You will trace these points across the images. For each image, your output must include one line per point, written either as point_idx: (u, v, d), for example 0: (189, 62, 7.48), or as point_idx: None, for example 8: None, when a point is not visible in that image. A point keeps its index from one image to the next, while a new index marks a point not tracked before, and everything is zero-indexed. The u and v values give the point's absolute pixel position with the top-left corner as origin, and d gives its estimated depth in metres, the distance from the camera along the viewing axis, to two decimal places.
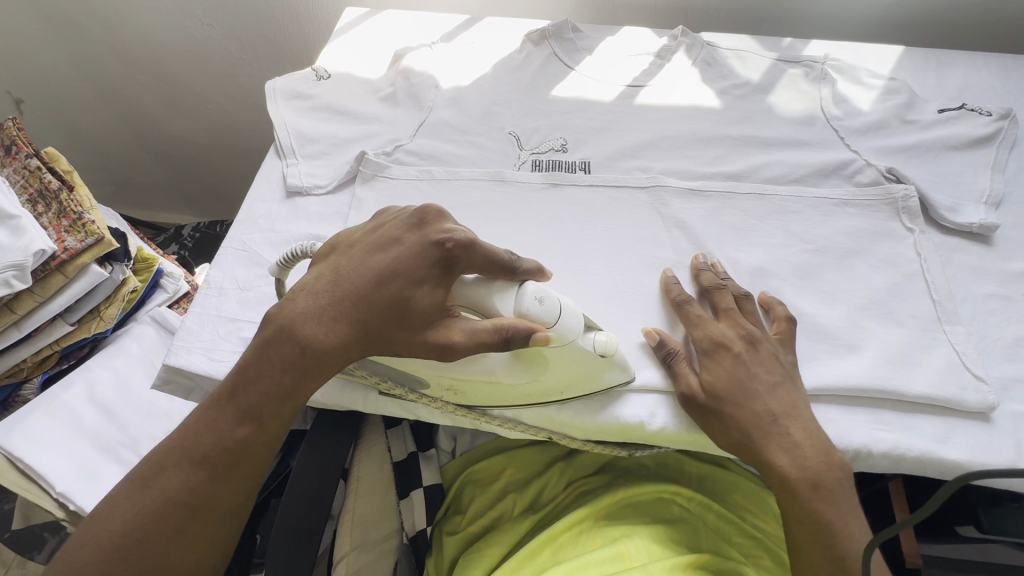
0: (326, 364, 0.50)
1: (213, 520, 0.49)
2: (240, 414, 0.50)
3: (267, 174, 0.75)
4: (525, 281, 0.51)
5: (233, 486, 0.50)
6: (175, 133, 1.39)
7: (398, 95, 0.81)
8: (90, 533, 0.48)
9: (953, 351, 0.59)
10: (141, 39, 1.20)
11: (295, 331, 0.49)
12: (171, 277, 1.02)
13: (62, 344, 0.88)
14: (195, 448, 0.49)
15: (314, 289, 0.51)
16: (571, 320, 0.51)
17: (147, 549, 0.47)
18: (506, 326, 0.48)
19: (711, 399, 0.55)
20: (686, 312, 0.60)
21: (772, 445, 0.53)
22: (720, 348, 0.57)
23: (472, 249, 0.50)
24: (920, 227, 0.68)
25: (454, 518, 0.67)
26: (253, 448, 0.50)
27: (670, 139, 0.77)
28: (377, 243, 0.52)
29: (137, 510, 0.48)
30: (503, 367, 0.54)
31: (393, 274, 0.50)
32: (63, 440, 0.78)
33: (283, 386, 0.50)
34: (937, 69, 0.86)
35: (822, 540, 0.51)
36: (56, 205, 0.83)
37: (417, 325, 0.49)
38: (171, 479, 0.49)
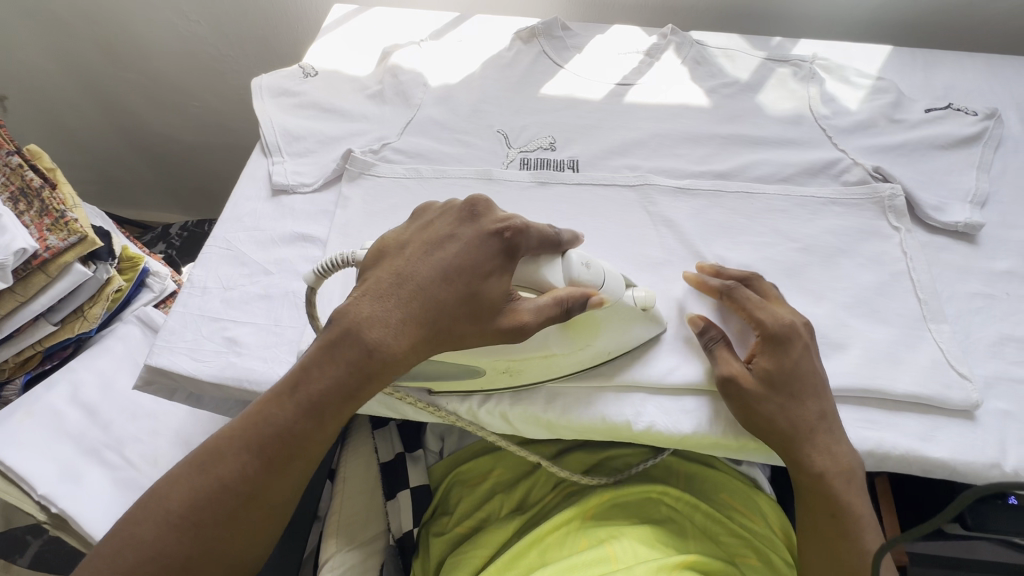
0: (394, 366, 0.49)
1: (268, 510, 0.49)
2: (301, 412, 0.49)
3: (253, 172, 0.75)
4: (568, 251, 0.53)
5: (290, 479, 0.49)
6: (163, 131, 1.38)
7: (386, 93, 0.80)
8: (146, 512, 0.47)
9: (938, 349, 0.60)
10: (127, 36, 1.19)
11: (363, 330, 0.48)
12: (157, 276, 1.01)
13: (45, 344, 0.87)
14: (254, 440, 0.48)
15: (378, 291, 0.49)
16: (614, 283, 0.54)
17: (203, 534, 0.47)
18: (565, 298, 0.49)
19: (768, 386, 0.53)
20: (745, 297, 0.58)
21: (818, 441, 0.52)
22: (791, 335, 0.55)
23: (527, 233, 0.51)
24: (906, 226, 0.68)
25: (442, 518, 0.67)
26: (313, 442, 0.49)
27: (659, 138, 0.77)
28: (435, 241, 0.52)
29: (193, 493, 0.47)
30: (557, 338, 0.54)
31: (458, 273, 0.49)
32: (45, 441, 0.77)
33: (347, 387, 0.49)
34: (925, 68, 0.87)
35: (846, 531, 0.51)
36: (38, 203, 0.82)
37: (484, 324, 0.49)
38: (229, 466, 0.48)
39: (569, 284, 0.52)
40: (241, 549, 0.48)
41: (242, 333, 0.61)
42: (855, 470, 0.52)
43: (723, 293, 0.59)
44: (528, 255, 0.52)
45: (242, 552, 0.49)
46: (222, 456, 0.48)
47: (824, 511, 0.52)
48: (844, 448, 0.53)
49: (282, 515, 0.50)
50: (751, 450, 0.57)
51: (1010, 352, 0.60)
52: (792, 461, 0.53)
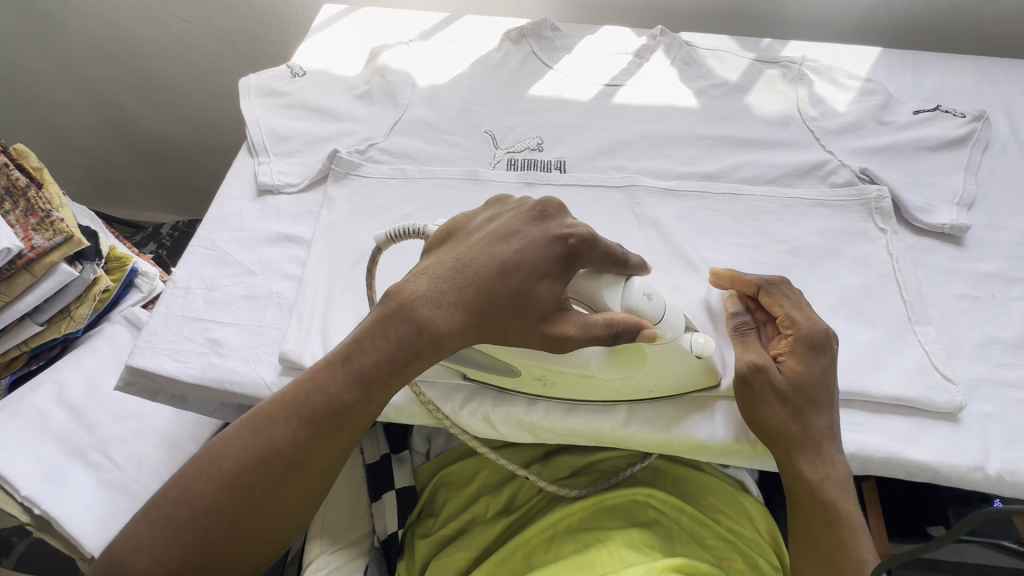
0: (441, 345, 0.49)
1: (312, 479, 0.48)
2: (353, 381, 0.48)
3: (238, 173, 0.74)
4: (631, 277, 0.52)
5: (336, 450, 0.48)
6: (156, 131, 1.37)
7: (373, 93, 0.80)
8: (200, 466, 0.46)
9: (922, 351, 0.59)
10: (118, 35, 1.19)
11: (416, 307, 0.48)
12: (147, 276, 0.99)
13: (31, 344, 0.87)
14: (306, 405, 0.47)
15: (436, 273, 0.49)
16: (672, 318, 0.52)
17: (248, 496, 0.45)
18: (616, 321, 0.49)
19: (790, 386, 0.52)
20: (785, 296, 0.57)
21: (817, 452, 0.52)
22: (826, 342, 0.54)
23: (594, 245, 0.50)
24: (892, 228, 0.68)
25: (427, 521, 0.66)
26: (360, 413, 0.48)
27: (647, 139, 0.77)
28: (498, 232, 0.51)
29: (246, 453, 0.46)
30: (599, 361, 0.53)
31: (516, 264, 0.49)
32: (29, 442, 0.77)
33: (397, 362, 0.48)
34: (915, 70, 0.87)
35: (840, 540, 0.51)
36: (23, 203, 0.81)
37: (535, 315, 0.48)
38: (281, 431, 0.47)
39: (626, 309, 0.51)
40: (284, 518, 0.47)
41: (225, 334, 0.61)
42: (849, 477, 0.52)
43: (760, 287, 0.58)
44: (587, 264, 0.50)
45: (286, 520, 0.47)
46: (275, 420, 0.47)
47: (819, 518, 0.51)
48: (840, 459, 0.52)
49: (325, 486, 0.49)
50: (727, 456, 0.56)
51: (995, 354, 0.60)
52: (787, 466, 0.52)
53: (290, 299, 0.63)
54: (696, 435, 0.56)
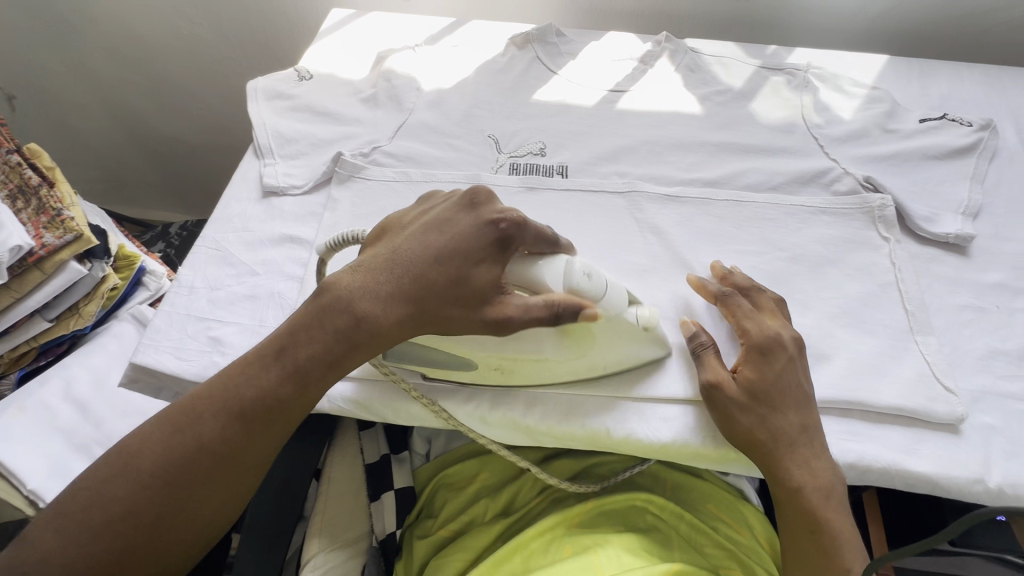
0: (381, 338, 0.50)
1: (242, 475, 0.48)
2: (286, 373, 0.49)
3: (245, 175, 0.75)
4: (570, 259, 0.53)
5: (268, 445, 0.49)
6: (165, 131, 1.39)
7: (379, 97, 0.81)
8: (115, 470, 0.46)
9: (924, 362, 0.59)
10: (132, 38, 1.21)
11: (354, 300, 0.49)
12: (154, 275, 1.02)
13: (39, 340, 0.88)
14: (235, 400, 0.48)
15: (372, 266, 0.51)
16: (615, 295, 0.53)
17: (175, 494, 0.46)
18: (557, 303, 0.50)
19: (747, 396, 0.53)
20: (740, 304, 0.59)
21: (797, 458, 0.52)
22: (776, 347, 0.55)
23: (525, 227, 0.52)
24: (896, 237, 0.67)
25: (426, 522, 0.67)
26: (295, 405, 0.49)
27: (650, 145, 0.77)
28: (434, 223, 0.53)
29: (167, 452, 0.46)
30: (551, 345, 0.53)
31: (450, 253, 0.51)
32: (36, 437, 0.78)
33: (333, 354, 0.49)
34: (921, 78, 0.86)
35: (824, 548, 0.51)
36: (35, 201, 0.83)
37: (473, 302, 0.50)
38: (207, 427, 0.47)
39: (567, 290, 0.52)
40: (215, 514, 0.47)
41: (227, 333, 0.61)
42: (834, 485, 0.52)
43: (719, 298, 0.60)
44: (520, 249, 0.53)
45: (216, 519, 0.48)
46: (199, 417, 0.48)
47: (802, 526, 0.51)
48: (824, 465, 0.52)
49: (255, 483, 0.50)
50: (707, 459, 0.56)
51: (998, 366, 0.59)
52: (768, 475, 0.52)
53: (292, 299, 0.64)
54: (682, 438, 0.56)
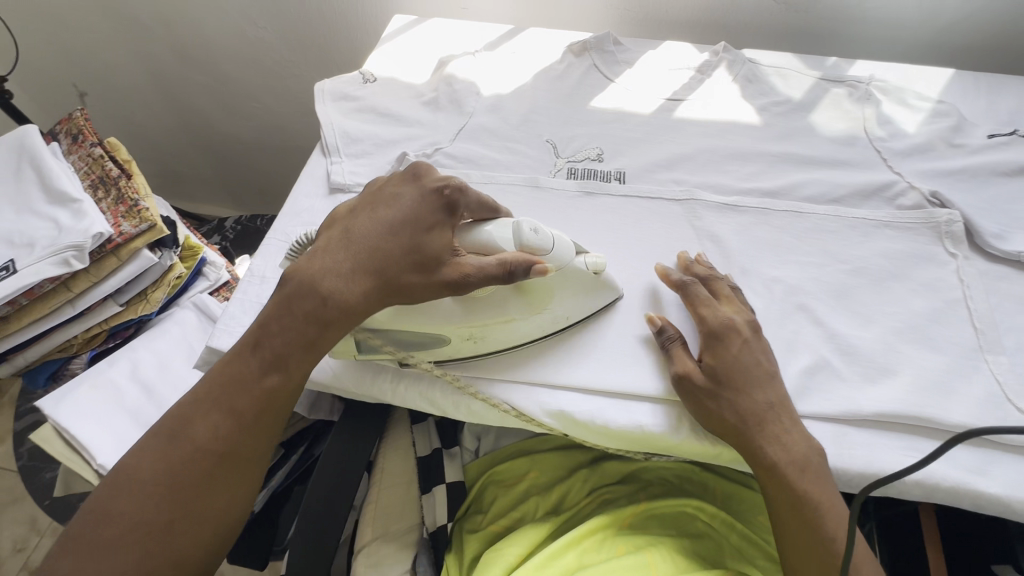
0: (351, 311, 0.52)
1: (241, 467, 0.52)
2: (265, 363, 0.53)
3: (312, 171, 0.79)
4: (518, 219, 0.56)
5: (260, 435, 0.52)
6: (223, 129, 1.45)
7: (440, 100, 0.83)
8: (119, 488, 0.49)
9: (995, 382, 0.57)
10: (199, 40, 1.26)
11: (318, 282, 0.52)
12: (214, 266, 1.07)
13: (110, 323, 0.93)
14: (222, 398, 0.52)
15: (328, 249, 0.54)
16: (563, 249, 0.56)
17: (181, 496, 0.49)
18: (510, 261, 0.51)
19: (712, 381, 0.54)
20: (698, 292, 0.61)
21: (767, 437, 0.52)
22: (729, 331, 0.57)
23: (467, 192, 0.56)
24: (963, 253, 0.66)
25: (476, 517, 0.68)
26: (281, 391, 0.53)
27: (707, 154, 0.77)
28: (381, 201, 0.56)
29: (167, 460, 0.50)
30: (513, 303, 0.57)
31: (402, 224, 0.54)
32: (106, 415, 0.82)
33: (306, 335, 0.52)
34: (988, 93, 0.84)
35: (809, 522, 0.51)
36: (115, 192, 0.88)
37: (432, 266, 0.52)
38: (201, 429, 0.51)
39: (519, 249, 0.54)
40: (225, 509, 0.51)
41: None
42: (809, 458, 0.52)
43: (678, 288, 0.61)
44: (466, 210, 0.56)
45: (229, 514, 0.51)
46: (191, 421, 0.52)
47: (784, 500, 0.52)
48: (797, 437, 0.53)
49: (258, 475, 0.53)
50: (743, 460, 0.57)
51: None
52: (742, 452, 0.53)
53: None
54: (714, 442, 0.56)
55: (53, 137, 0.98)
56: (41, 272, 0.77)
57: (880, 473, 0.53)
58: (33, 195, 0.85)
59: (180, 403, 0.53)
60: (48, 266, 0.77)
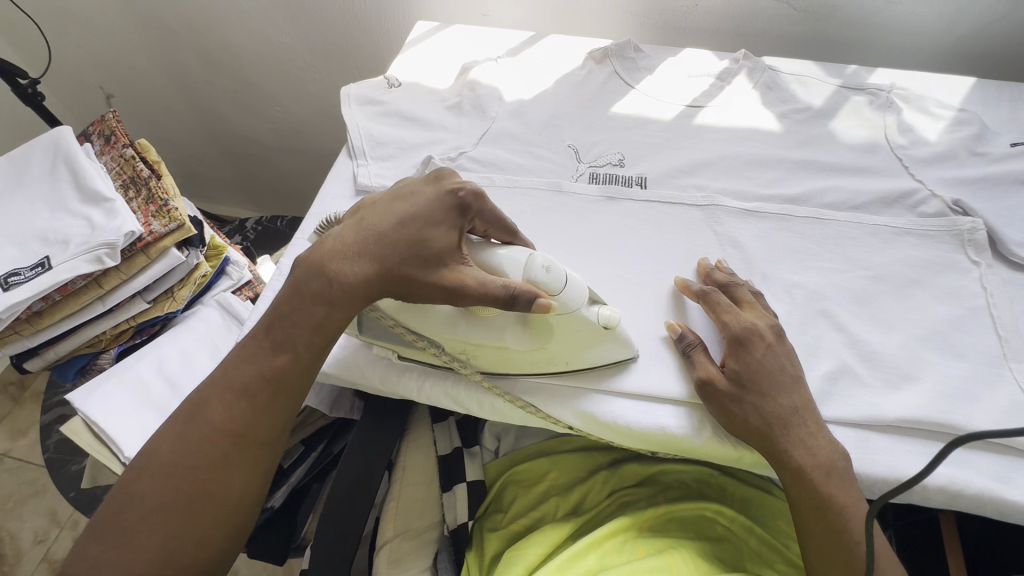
0: (351, 295, 0.53)
1: (255, 449, 0.53)
2: (276, 347, 0.54)
3: (339, 173, 0.80)
4: (533, 252, 0.55)
5: (272, 418, 0.54)
6: (245, 132, 1.48)
7: (463, 105, 0.85)
8: (143, 468, 0.51)
9: (1018, 390, 0.58)
10: (224, 44, 1.29)
11: (326, 264, 0.54)
12: (237, 265, 1.09)
13: (137, 320, 0.96)
14: (237, 381, 0.54)
15: (341, 235, 0.55)
16: (575, 291, 0.54)
17: (196, 476, 0.50)
18: (515, 288, 0.51)
19: (736, 386, 0.55)
20: (720, 299, 0.61)
21: (795, 442, 0.53)
22: (753, 337, 0.57)
23: (482, 201, 0.56)
24: (986, 261, 0.66)
25: (496, 516, 0.68)
26: (291, 375, 0.54)
27: (729, 160, 0.78)
28: (399, 196, 0.57)
29: (183, 442, 0.52)
30: (512, 333, 0.56)
31: (412, 217, 0.55)
32: (133, 408, 0.84)
33: (314, 319, 0.54)
34: (1011, 102, 0.84)
35: (833, 526, 0.51)
36: (145, 192, 0.91)
37: (433, 262, 0.53)
38: (217, 409, 0.53)
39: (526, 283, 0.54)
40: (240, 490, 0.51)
41: None
42: (835, 462, 0.52)
43: (699, 297, 0.62)
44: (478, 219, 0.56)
45: (242, 494, 0.52)
46: (207, 405, 0.54)
47: (811, 505, 0.52)
48: (823, 442, 0.53)
49: (271, 459, 0.54)
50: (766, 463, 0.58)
51: None
52: (766, 455, 0.54)
53: None
54: (737, 445, 0.57)
55: (86, 138, 1.01)
56: (75, 269, 0.79)
57: (903, 477, 0.53)
58: (67, 193, 0.87)
59: (198, 388, 0.55)
60: (81, 263, 0.79)
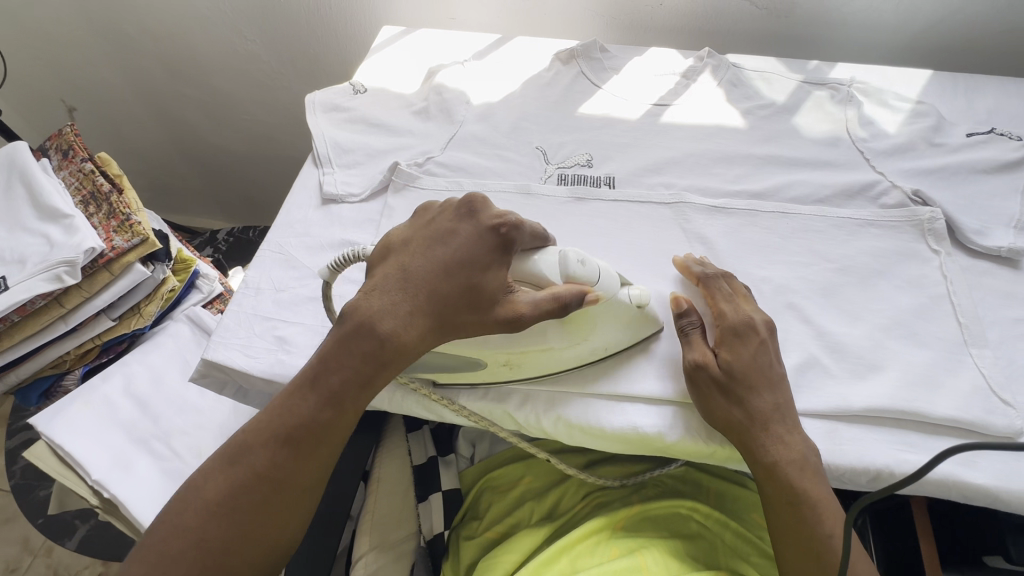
0: (403, 352, 0.51)
1: (298, 498, 0.49)
2: (323, 399, 0.50)
3: (305, 182, 0.79)
4: (564, 249, 0.55)
5: (317, 469, 0.50)
6: (214, 142, 1.46)
7: (430, 110, 0.84)
8: (185, 502, 0.48)
9: (980, 374, 0.59)
10: (187, 52, 1.26)
11: (377, 319, 0.50)
12: (207, 278, 1.07)
13: (103, 338, 0.93)
14: (280, 429, 0.49)
15: (385, 287, 0.51)
16: (608, 281, 0.55)
17: (238, 521, 0.47)
18: (563, 294, 0.51)
19: (726, 376, 0.55)
20: (720, 288, 0.62)
21: (762, 440, 0.53)
22: (749, 331, 0.58)
23: (522, 229, 0.53)
24: (946, 250, 0.68)
25: (472, 523, 0.68)
26: (337, 428, 0.50)
27: (695, 157, 0.79)
28: (434, 237, 0.53)
29: (226, 484, 0.48)
30: (554, 333, 0.55)
31: (460, 264, 0.51)
32: (100, 430, 0.82)
33: (363, 374, 0.50)
34: (967, 93, 0.86)
35: (807, 519, 0.51)
36: (106, 207, 0.88)
37: (487, 309, 0.51)
38: (260, 456, 0.49)
39: (566, 280, 0.54)
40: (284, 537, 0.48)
41: (292, 333, 0.64)
42: (808, 457, 0.53)
43: (701, 280, 0.63)
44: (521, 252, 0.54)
45: (283, 546, 0.49)
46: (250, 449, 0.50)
47: (783, 500, 0.52)
48: (797, 438, 0.54)
49: (312, 505, 0.50)
50: (737, 459, 0.58)
51: None
52: (743, 452, 0.54)
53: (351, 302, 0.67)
54: (709, 440, 0.57)
55: (43, 153, 0.98)
56: (33, 288, 0.76)
57: (872, 466, 0.54)
58: (24, 211, 0.85)
59: (239, 429, 0.51)
60: (39, 282, 0.77)
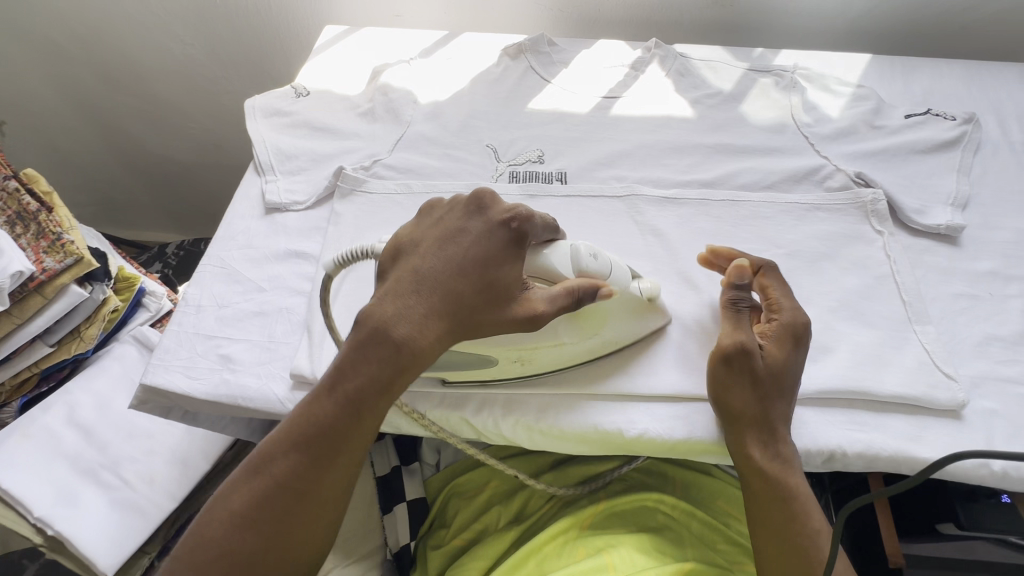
0: (420, 355, 0.50)
1: (319, 507, 0.49)
2: (342, 405, 0.50)
3: (247, 192, 0.76)
4: (577, 242, 0.56)
5: (339, 476, 0.50)
6: (157, 152, 1.39)
7: (376, 111, 0.82)
8: (212, 512, 0.49)
9: (924, 351, 0.60)
10: (121, 56, 1.20)
11: (391, 322, 0.49)
12: (154, 296, 1.02)
13: (41, 366, 0.88)
14: (299, 437, 0.49)
15: (399, 288, 0.50)
16: (620, 274, 0.56)
17: (264, 530, 0.48)
18: (577, 289, 0.52)
19: (766, 372, 0.54)
20: (778, 282, 0.61)
21: (752, 437, 0.53)
22: (804, 332, 0.57)
23: (533, 221, 0.53)
24: (889, 230, 0.69)
25: (439, 532, 0.67)
26: (358, 434, 0.50)
27: (646, 149, 0.79)
28: (446, 235, 0.53)
29: (250, 494, 0.49)
30: (566, 329, 0.55)
31: (471, 263, 0.51)
32: (42, 464, 0.77)
33: (381, 378, 0.49)
34: (904, 75, 0.89)
35: (794, 516, 0.52)
36: (34, 226, 0.83)
37: (502, 307, 0.50)
38: (283, 466, 0.49)
39: (578, 274, 0.54)
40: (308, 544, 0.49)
41: (237, 350, 0.62)
42: (795, 457, 0.54)
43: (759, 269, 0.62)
44: (533, 244, 0.54)
45: (311, 552, 0.49)
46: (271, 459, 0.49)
47: (773, 497, 0.53)
48: (790, 449, 0.54)
49: (337, 513, 0.51)
50: (698, 454, 0.57)
51: (995, 351, 0.61)
52: (739, 446, 0.54)
53: (301, 315, 0.64)
54: (672, 434, 0.56)
55: None
56: None
57: (825, 447, 0.55)
58: None
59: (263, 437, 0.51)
60: None
